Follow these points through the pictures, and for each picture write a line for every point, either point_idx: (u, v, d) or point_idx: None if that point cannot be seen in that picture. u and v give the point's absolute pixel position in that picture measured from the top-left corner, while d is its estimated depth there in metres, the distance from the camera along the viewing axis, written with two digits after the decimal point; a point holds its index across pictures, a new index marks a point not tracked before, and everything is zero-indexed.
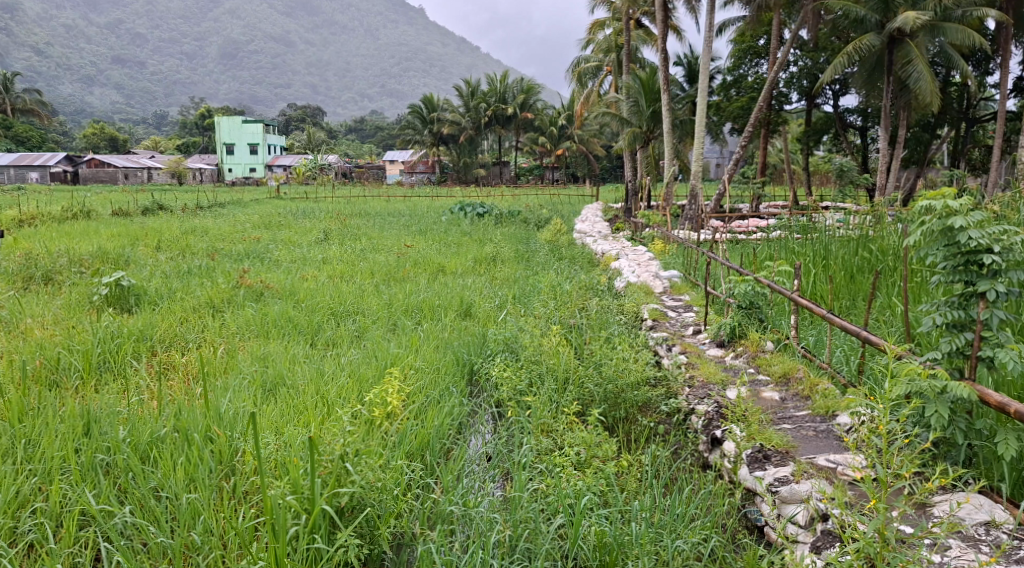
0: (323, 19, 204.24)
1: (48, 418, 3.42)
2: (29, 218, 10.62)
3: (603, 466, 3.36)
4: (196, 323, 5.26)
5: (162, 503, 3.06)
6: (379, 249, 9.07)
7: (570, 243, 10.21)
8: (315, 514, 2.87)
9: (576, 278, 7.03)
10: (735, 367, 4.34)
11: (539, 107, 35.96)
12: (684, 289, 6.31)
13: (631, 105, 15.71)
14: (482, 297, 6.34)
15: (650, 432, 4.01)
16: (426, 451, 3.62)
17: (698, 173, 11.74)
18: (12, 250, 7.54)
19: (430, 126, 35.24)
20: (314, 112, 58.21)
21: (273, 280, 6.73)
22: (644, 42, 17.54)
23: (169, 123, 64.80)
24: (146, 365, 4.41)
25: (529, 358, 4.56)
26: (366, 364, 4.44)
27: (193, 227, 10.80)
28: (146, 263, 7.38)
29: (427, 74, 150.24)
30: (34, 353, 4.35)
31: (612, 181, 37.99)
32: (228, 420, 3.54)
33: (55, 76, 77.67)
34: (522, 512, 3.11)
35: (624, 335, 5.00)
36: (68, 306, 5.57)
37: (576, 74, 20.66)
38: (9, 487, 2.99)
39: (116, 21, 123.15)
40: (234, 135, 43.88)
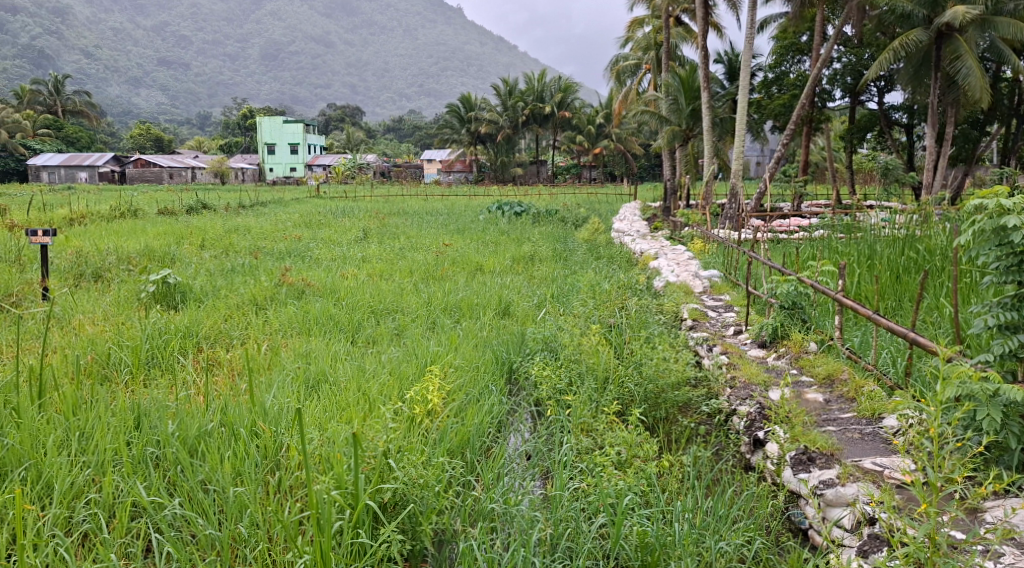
0: (362, 19, 206.30)
1: (100, 412, 3.50)
2: (80, 217, 10.88)
3: (644, 465, 3.36)
4: (241, 320, 5.37)
5: (209, 495, 3.13)
6: (418, 247, 9.17)
7: (608, 243, 10.15)
8: (359, 509, 2.92)
9: (615, 278, 6.98)
10: (777, 367, 4.28)
11: (577, 105, 35.82)
12: (724, 289, 6.25)
13: (671, 103, 15.56)
14: (520, 296, 6.34)
15: (691, 432, 3.99)
16: (466, 448, 3.65)
17: (738, 172, 11.59)
18: (63, 248, 7.73)
19: (468, 125, 35.77)
20: (352, 112, 58.68)
21: (315, 278, 6.81)
22: (684, 39, 17.40)
23: (211, 123, 65.78)
24: (192, 361, 4.50)
25: (569, 357, 4.55)
26: (406, 362, 4.48)
27: (235, 226, 10.98)
28: (191, 262, 7.51)
29: (465, 73, 150.60)
30: (86, 348, 4.47)
31: (650, 180, 37.61)
32: (273, 416, 3.60)
33: (103, 78, 79.70)
34: (563, 511, 3.12)
35: (664, 335, 4.98)
36: (117, 303, 5.72)
37: (614, 73, 20.50)
38: (64, 478, 3.08)
39: (161, 23, 125.50)
40: (275, 135, 44.49)
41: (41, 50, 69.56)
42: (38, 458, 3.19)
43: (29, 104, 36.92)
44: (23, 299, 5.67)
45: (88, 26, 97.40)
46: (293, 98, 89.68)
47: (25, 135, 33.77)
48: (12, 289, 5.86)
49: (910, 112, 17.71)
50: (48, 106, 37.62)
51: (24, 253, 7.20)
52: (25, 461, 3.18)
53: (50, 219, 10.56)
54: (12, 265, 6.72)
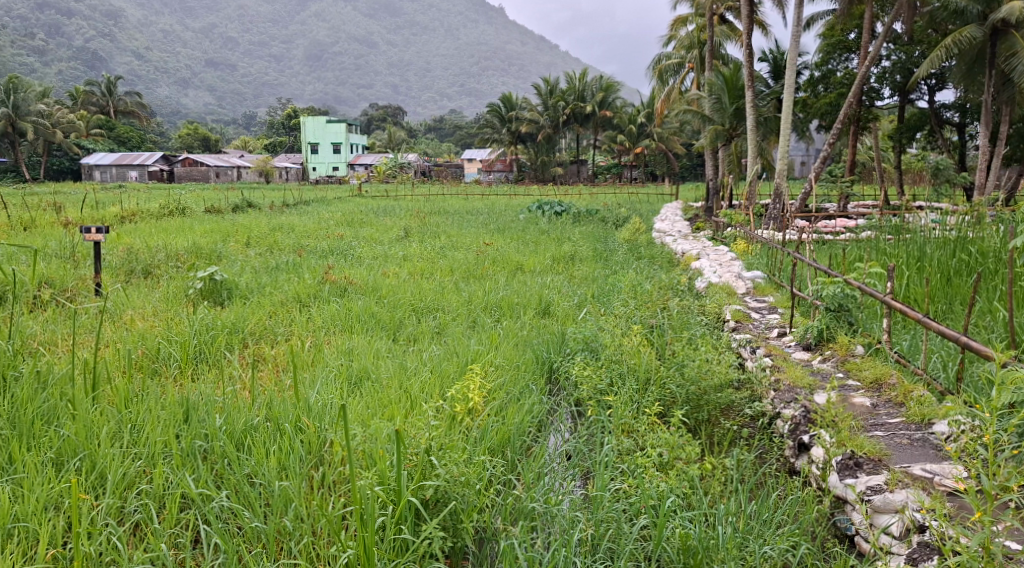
0: (404, 20, 207.85)
1: (151, 406, 3.58)
2: (130, 214, 11.19)
3: (687, 467, 3.32)
4: (285, 317, 5.45)
5: (256, 489, 3.19)
6: (459, 246, 9.22)
7: (649, 243, 10.07)
8: (401, 506, 2.95)
9: (657, 278, 6.93)
10: (823, 371, 4.20)
11: (618, 105, 35.59)
12: (768, 290, 6.18)
13: (715, 102, 15.38)
14: (561, 296, 6.31)
15: (733, 435, 3.96)
16: (507, 447, 3.67)
17: (783, 171, 11.40)
18: (115, 245, 7.94)
19: (509, 125, 35.88)
20: (394, 111, 59.03)
21: (357, 276, 6.91)
22: (728, 37, 17.18)
23: (256, 123, 66.76)
24: (238, 357, 4.59)
25: (610, 358, 4.52)
26: (447, 360, 4.51)
27: (279, 225, 11.11)
28: (236, 260, 7.63)
29: (506, 73, 150.75)
30: (137, 343, 4.58)
31: (692, 179, 37.24)
32: (317, 412, 3.65)
33: (152, 79, 81.64)
34: (604, 511, 3.12)
35: (706, 336, 4.92)
36: (166, 299, 5.85)
37: (657, 71, 20.33)
38: (116, 470, 3.16)
39: (209, 25, 127.93)
40: (318, 135, 45.04)
41: (94, 53, 71.52)
42: (91, 448, 3.27)
43: (82, 105, 37.97)
44: (78, 294, 5.83)
45: (139, 29, 99.81)
46: (336, 98, 90.59)
47: (79, 135, 34.68)
48: (66, 285, 6.03)
49: (963, 110, 17.25)
50: (101, 106, 38.62)
51: (78, 250, 7.39)
52: (80, 451, 3.26)
53: (102, 216, 10.87)
54: (65, 262, 6.90)
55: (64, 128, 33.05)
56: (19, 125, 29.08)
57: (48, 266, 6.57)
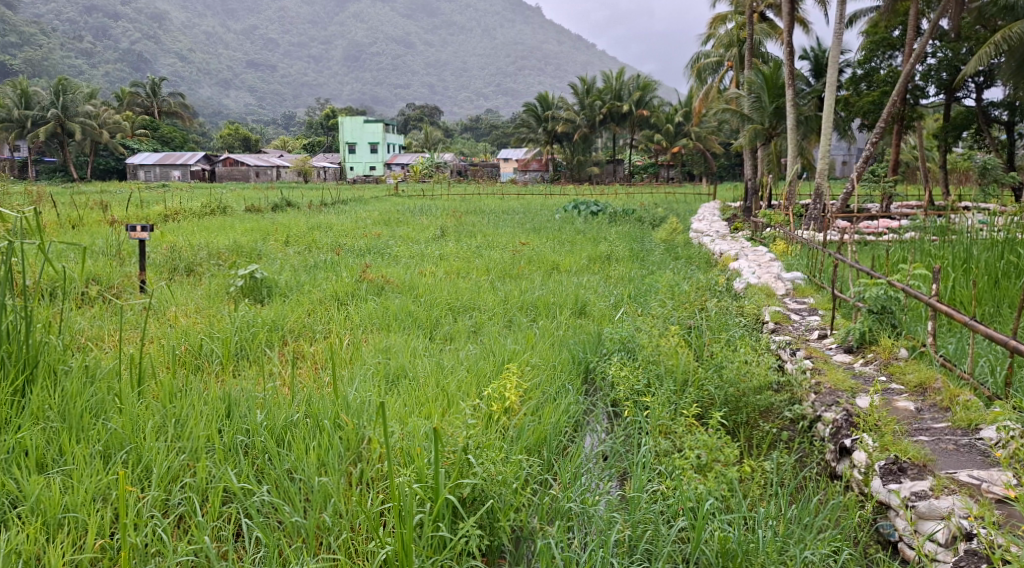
0: (441, 20, 208.76)
1: (194, 401, 3.66)
2: (173, 213, 11.39)
3: (726, 470, 3.28)
4: (323, 315, 5.51)
5: (296, 484, 3.23)
6: (494, 246, 9.23)
7: (686, 243, 10.00)
8: (439, 503, 2.96)
9: (694, 278, 6.89)
10: (865, 374, 4.12)
11: (655, 104, 35.32)
12: (808, 292, 6.09)
13: (754, 101, 15.18)
14: (597, 296, 6.30)
15: (773, 438, 3.91)
16: (543, 447, 3.67)
17: (824, 171, 11.22)
18: (159, 243, 8.11)
19: (543, 125, 36.22)
20: (431, 111, 59.23)
21: (393, 275, 6.97)
22: (768, 35, 16.95)
23: (295, 123, 67.56)
24: (278, 353, 4.66)
25: (647, 358, 4.49)
26: (483, 359, 4.53)
27: (318, 224, 11.26)
28: (276, 258, 7.75)
29: (543, 72, 150.62)
30: (180, 339, 4.67)
31: (730, 179, 36.82)
32: (355, 409, 3.69)
33: (195, 81, 83.12)
34: (641, 513, 3.11)
35: (745, 337, 4.86)
36: (208, 296, 5.97)
37: (695, 70, 20.15)
38: (161, 463, 3.22)
39: (250, 26, 129.87)
40: (356, 135, 45.47)
41: (140, 55, 73.06)
42: (137, 442, 3.34)
43: (128, 106, 38.82)
44: (123, 291, 5.96)
45: (182, 31, 101.62)
46: (374, 98, 91.30)
47: (124, 136, 35.45)
48: (113, 282, 6.18)
49: (1011, 109, 16.85)
50: (146, 107, 39.40)
51: (123, 248, 7.56)
52: (127, 445, 3.34)
53: (146, 215, 11.10)
54: (112, 259, 7.07)
55: (111, 129, 33.80)
56: (68, 126, 29.81)
57: (95, 264, 6.74)
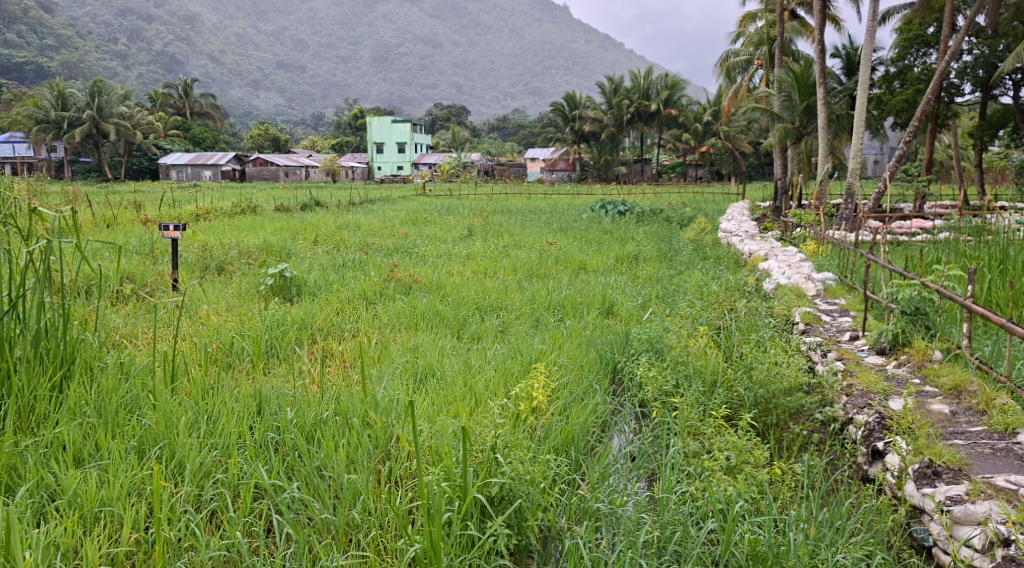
0: (468, 20, 209.08)
1: (226, 398, 3.71)
2: (206, 212, 11.59)
3: (756, 472, 3.27)
4: (351, 314, 5.55)
5: (326, 481, 3.26)
6: (521, 245, 9.24)
7: (714, 243, 9.92)
8: (468, 501, 2.97)
9: (723, 279, 6.85)
10: (898, 376, 4.09)
11: (684, 103, 35.10)
12: (839, 293, 6.02)
13: (784, 100, 15.02)
14: (624, 296, 6.27)
15: (803, 440, 3.86)
16: (571, 446, 3.67)
17: (856, 170, 11.06)
18: (191, 242, 8.23)
19: (572, 124, 36.10)
20: (458, 111, 59.37)
21: (421, 273, 7.01)
22: (799, 32, 16.75)
23: (324, 123, 68.13)
24: (308, 351, 4.71)
25: (675, 358, 4.46)
26: (510, 359, 4.54)
27: (346, 223, 11.36)
28: (305, 256, 7.84)
29: (571, 71, 150.26)
30: (212, 337, 4.73)
31: (759, 178, 36.47)
32: (383, 408, 3.72)
33: (226, 81, 84.12)
34: (669, 514, 3.09)
35: (775, 339, 4.81)
36: (239, 294, 6.04)
37: (724, 69, 20.00)
38: (194, 458, 3.26)
39: (280, 27, 131.24)
40: (384, 135, 45.74)
41: (172, 57, 74.12)
42: (171, 438, 3.39)
43: (160, 107, 39.44)
44: (156, 289, 6.05)
45: (213, 32, 102.96)
46: (402, 98, 91.76)
47: (157, 136, 36.00)
48: (146, 280, 6.28)
49: None
50: (178, 107, 39.99)
51: (156, 247, 7.69)
52: (161, 441, 3.39)
53: (179, 215, 11.29)
54: (145, 258, 7.19)
55: (144, 129, 34.35)
56: (102, 127, 30.35)
57: (129, 262, 6.86)
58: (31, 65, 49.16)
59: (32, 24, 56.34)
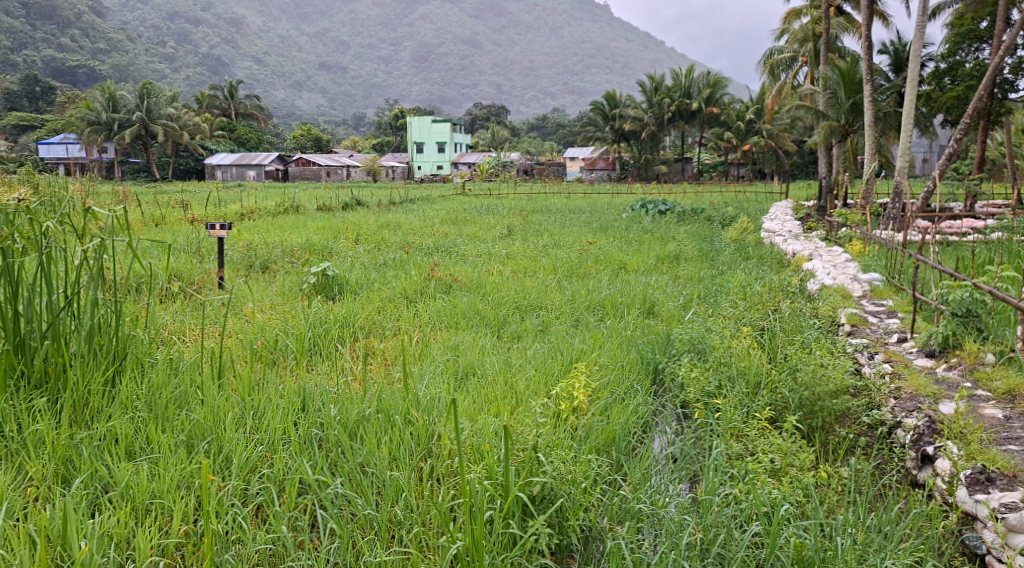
0: (508, 19, 209.30)
1: (271, 395, 3.77)
2: (250, 212, 11.80)
3: (801, 475, 3.23)
4: (393, 312, 5.62)
5: (368, 477, 3.29)
6: (561, 245, 9.20)
7: (757, 243, 9.81)
8: (509, 499, 2.98)
9: (766, 278, 6.76)
10: (949, 380, 4.01)
11: (726, 101, 34.68)
12: (886, 293, 5.90)
13: (829, 97, 14.76)
14: (666, 296, 6.23)
15: (849, 443, 3.78)
16: (612, 447, 3.66)
17: (904, 169, 10.80)
18: (236, 241, 8.37)
19: (612, 123, 35.96)
20: (498, 110, 59.41)
21: (461, 272, 7.05)
22: (846, 28, 16.45)
23: (365, 124, 68.80)
24: (350, 349, 4.76)
25: (719, 359, 4.42)
26: (550, 358, 4.53)
27: (386, 222, 11.44)
28: (348, 255, 7.93)
29: (611, 70, 149.40)
30: (257, 334, 4.80)
31: (803, 177, 35.87)
32: (426, 405, 3.76)
33: (270, 83, 85.37)
34: (713, 516, 3.06)
35: (820, 340, 4.72)
36: (282, 292, 6.14)
37: (767, 67, 19.72)
38: (240, 453, 3.32)
39: (323, 29, 132.96)
40: (423, 135, 46.05)
41: (218, 59, 75.51)
42: (218, 432, 3.46)
43: (207, 109, 40.21)
44: (203, 288, 6.17)
45: (258, 35, 104.69)
46: (442, 98, 92.22)
47: (204, 137, 36.72)
48: (193, 278, 6.41)
49: None
50: (224, 109, 40.75)
51: (203, 246, 7.85)
52: (208, 435, 3.46)
53: (225, 214, 11.50)
54: (192, 256, 7.34)
55: (191, 130, 35.01)
56: (151, 128, 31.05)
57: (177, 260, 7.01)
58: (84, 68, 50.57)
59: (85, 28, 57.98)
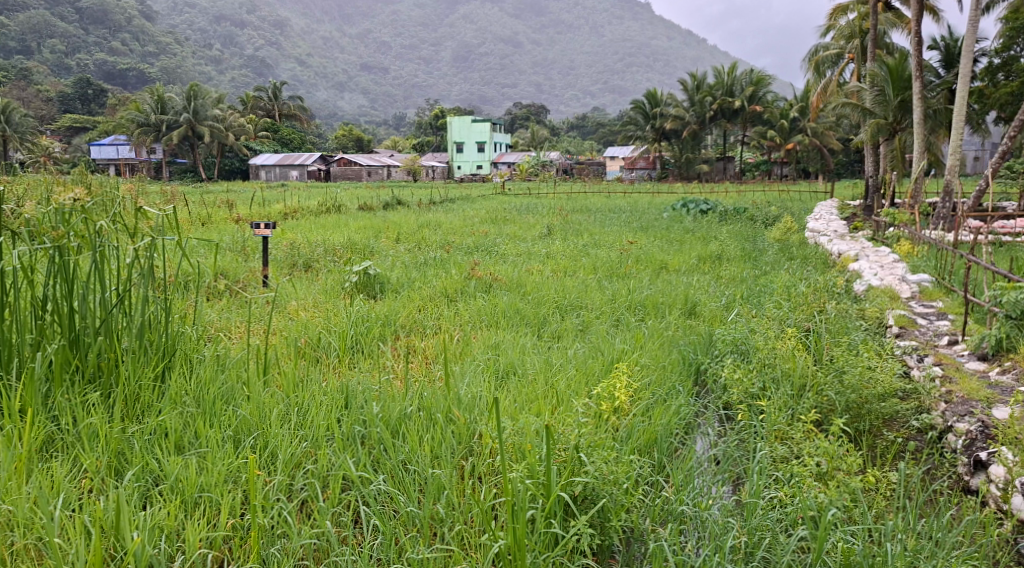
0: (548, 19, 209.02)
1: (315, 393, 3.81)
2: (293, 211, 11.99)
3: (848, 479, 3.16)
4: (433, 310, 5.65)
5: (411, 474, 3.32)
6: (601, 245, 9.14)
7: (801, 243, 9.66)
8: (552, 499, 2.97)
9: (811, 279, 6.63)
10: (1003, 384, 3.90)
11: (769, 99, 34.14)
12: (936, 295, 5.75)
13: (876, 94, 14.47)
14: (708, 296, 6.16)
15: (897, 448, 3.71)
16: (654, 448, 3.63)
17: (954, 167, 10.52)
18: (280, 240, 8.50)
19: (653, 122, 35.72)
20: (537, 110, 59.33)
21: (502, 271, 7.06)
22: (894, 24, 16.10)
23: (406, 124, 69.26)
24: (391, 347, 4.80)
25: (762, 361, 4.35)
26: (591, 358, 4.51)
27: (427, 221, 11.42)
28: (388, 254, 7.98)
29: (652, 69, 148.15)
30: (301, 332, 4.88)
31: (849, 176, 35.14)
32: (467, 404, 3.78)
33: (312, 83, 86.42)
34: (757, 519, 3.02)
35: (867, 342, 4.63)
36: (325, 290, 6.22)
37: (812, 64, 19.38)
38: (286, 449, 3.37)
39: (364, 30, 134.31)
40: (463, 135, 46.27)
41: (262, 61, 76.74)
42: (264, 428, 3.51)
43: (252, 110, 40.90)
44: (248, 285, 6.30)
45: (302, 36, 106.19)
46: (482, 98, 92.42)
47: (249, 137, 37.34)
48: (239, 277, 6.52)
49: None
50: (268, 110, 41.39)
51: (247, 244, 7.98)
52: (254, 431, 3.52)
53: (268, 213, 11.67)
54: (237, 255, 7.47)
55: (237, 132, 35.63)
56: (198, 129, 31.64)
57: (223, 259, 7.15)
58: (134, 71, 51.87)
59: (135, 32, 59.47)
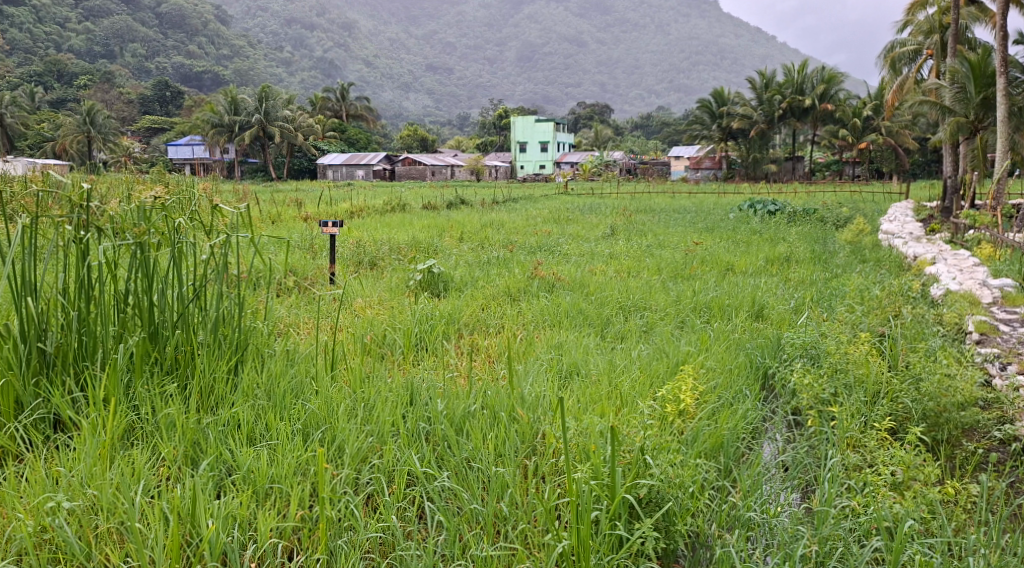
0: (613, 18, 207.76)
1: (379, 389, 3.87)
2: (359, 209, 12.19)
3: (926, 490, 3.06)
4: (496, 310, 5.64)
5: (474, 472, 3.33)
6: (665, 245, 9.06)
7: (876, 245, 9.43)
8: (617, 500, 2.95)
9: (886, 282, 6.42)
10: None
11: (842, 97, 33.15)
12: (1020, 301, 5.53)
13: (957, 92, 13.92)
14: (776, 299, 6.03)
15: (978, 458, 3.57)
16: (721, 452, 3.56)
17: None
18: (347, 238, 8.68)
19: (719, 121, 35.21)
20: (601, 110, 59.05)
21: (565, 271, 7.05)
22: (977, 18, 15.47)
23: (470, 124, 69.68)
24: (454, 345, 4.82)
25: (834, 366, 4.21)
26: (656, 360, 4.47)
27: (489, 221, 11.39)
28: (451, 254, 8.00)
29: (720, 68, 145.71)
30: (367, 328, 4.95)
31: (925, 177, 33.95)
32: (530, 403, 3.78)
33: (379, 84, 87.71)
34: (829, 529, 2.94)
35: (945, 349, 4.44)
36: (390, 288, 6.28)
37: (888, 61, 18.77)
38: (352, 443, 3.42)
39: (430, 32, 135.82)
40: (527, 135, 46.49)
41: (330, 62, 78.27)
42: (332, 422, 3.58)
43: (320, 110, 41.78)
44: (316, 283, 6.42)
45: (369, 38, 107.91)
46: (546, 98, 92.40)
47: (317, 137, 38.15)
48: (307, 273, 6.67)
49: None
50: (336, 110, 42.23)
51: (316, 243, 8.14)
52: (322, 424, 3.58)
53: (335, 211, 11.96)
54: (306, 253, 7.62)
55: (306, 132, 36.46)
56: (268, 130, 32.42)
57: (293, 256, 7.34)
58: (209, 73, 53.54)
59: (210, 36, 61.38)
